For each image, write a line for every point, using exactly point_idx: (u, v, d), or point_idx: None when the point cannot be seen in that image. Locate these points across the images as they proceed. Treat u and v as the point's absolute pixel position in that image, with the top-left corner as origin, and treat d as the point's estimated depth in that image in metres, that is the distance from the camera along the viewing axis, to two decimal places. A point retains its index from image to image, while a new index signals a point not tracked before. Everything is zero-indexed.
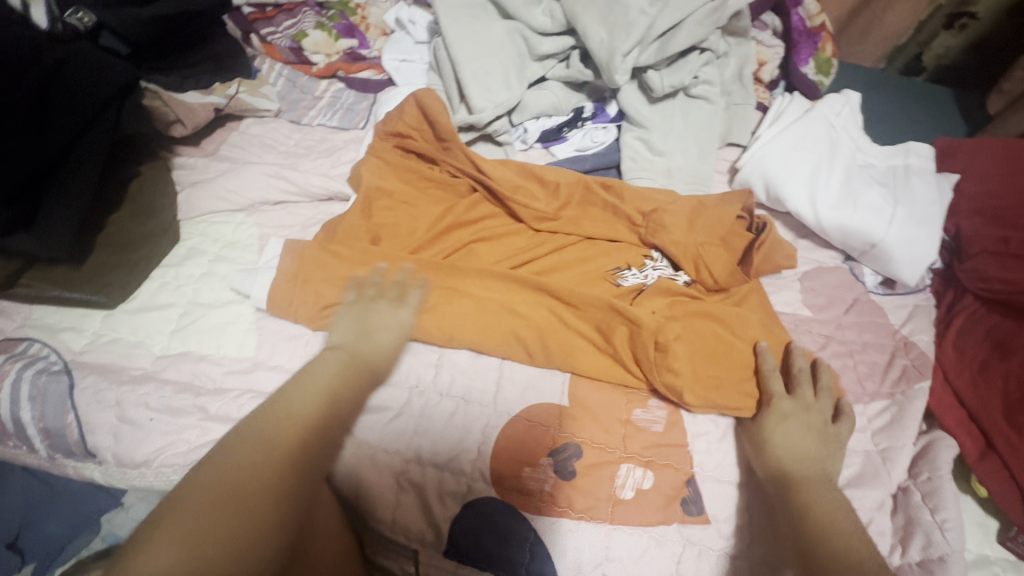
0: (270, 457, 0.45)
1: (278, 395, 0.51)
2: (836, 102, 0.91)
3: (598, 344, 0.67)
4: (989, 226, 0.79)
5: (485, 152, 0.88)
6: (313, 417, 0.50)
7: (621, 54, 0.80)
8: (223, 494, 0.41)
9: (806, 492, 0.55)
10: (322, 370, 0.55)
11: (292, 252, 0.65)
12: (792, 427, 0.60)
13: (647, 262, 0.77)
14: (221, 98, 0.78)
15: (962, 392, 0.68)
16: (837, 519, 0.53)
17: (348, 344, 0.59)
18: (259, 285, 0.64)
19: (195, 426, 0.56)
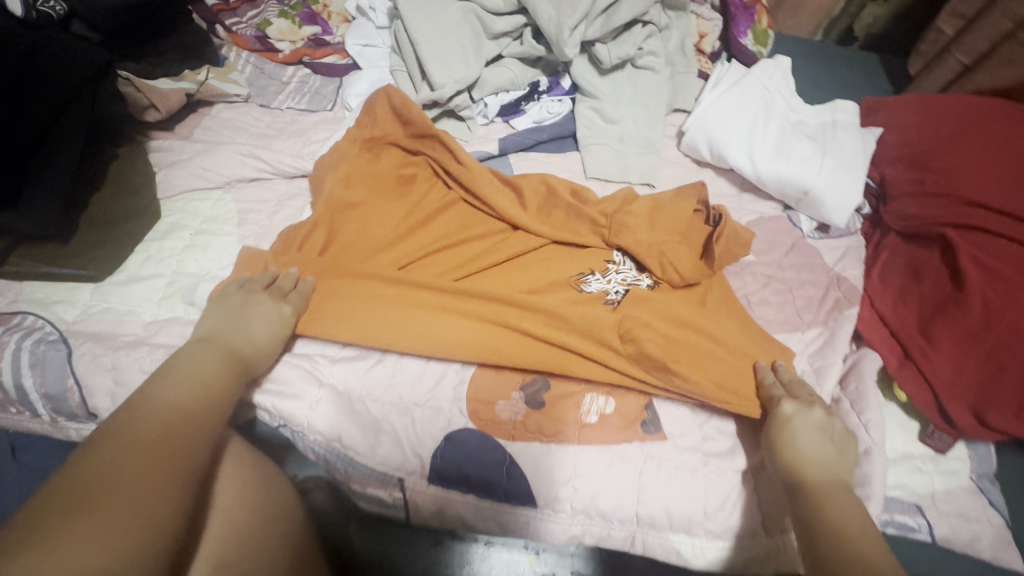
0: (159, 455, 0.39)
1: (144, 389, 0.45)
2: (769, 67, 0.99)
3: (547, 349, 0.66)
4: (908, 171, 0.87)
5: (448, 128, 0.93)
6: (196, 410, 0.45)
7: (568, 28, 0.86)
8: (107, 497, 0.35)
9: (821, 497, 0.49)
10: (198, 359, 0.51)
11: (245, 264, 0.67)
12: (803, 428, 0.57)
13: (610, 266, 0.76)
14: (192, 84, 0.82)
15: (885, 314, 0.75)
16: (863, 523, 0.46)
17: (218, 334, 0.55)
18: (200, 293, 0.65)
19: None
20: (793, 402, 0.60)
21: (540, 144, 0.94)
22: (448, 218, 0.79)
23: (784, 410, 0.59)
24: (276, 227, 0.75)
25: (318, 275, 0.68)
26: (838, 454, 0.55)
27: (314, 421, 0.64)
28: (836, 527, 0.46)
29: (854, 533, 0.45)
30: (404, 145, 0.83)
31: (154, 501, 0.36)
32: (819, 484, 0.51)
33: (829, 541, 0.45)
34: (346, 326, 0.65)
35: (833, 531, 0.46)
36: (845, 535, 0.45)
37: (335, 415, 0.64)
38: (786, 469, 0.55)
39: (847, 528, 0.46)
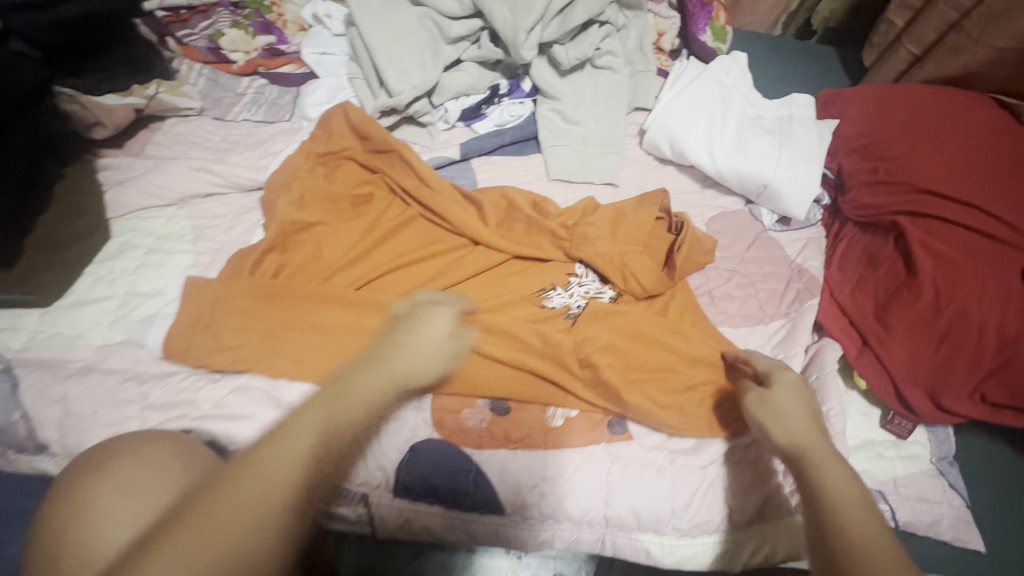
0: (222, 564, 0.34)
1: (286, 421, 0.41)
2: (725, 63, 1.00)
3: (512, 371, 0.66)
4: (862, 161, 0.89)
5: (409, 134, 0.92)
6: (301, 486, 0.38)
7: (524, 31, 0.86)
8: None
9: (816, 468, 0.50)
10: (352, 395, 0.45)
11: (195, 295, 0.65)
12: (796, 396, 0.59)
13: (572, 279, 0.76)
14: (141, 99, 0.81)
15: (844, 303, 0.77)
16: (859, 495, 0.47)
17: (398, 355, 0.51)
18: (153, 334, 0.63)
19: (137, 416, 0.58)
20: (788, 371, 0.62)
21: (502, 147, 0.94)
22: (408, 236, 0.78)
23: (782, 376, 0.61)
24: (232, 242, 0.73)
25: (271, 298, 0.67)
26: (819, 419, 0.58)
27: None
28: (834, 505, 0.46)
29: (855, 511, 0.46)
30: (364, 160, 0.82)
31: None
32: (818, 454, 0.52)
33: (835, 521, 0.45)
34: (303, 360, 0.65)
35: (839, 508, 0.46)
36: (846, 513, 0.46)
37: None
38: (780, 441, 0.55)
39: (848, 504, 0.46)
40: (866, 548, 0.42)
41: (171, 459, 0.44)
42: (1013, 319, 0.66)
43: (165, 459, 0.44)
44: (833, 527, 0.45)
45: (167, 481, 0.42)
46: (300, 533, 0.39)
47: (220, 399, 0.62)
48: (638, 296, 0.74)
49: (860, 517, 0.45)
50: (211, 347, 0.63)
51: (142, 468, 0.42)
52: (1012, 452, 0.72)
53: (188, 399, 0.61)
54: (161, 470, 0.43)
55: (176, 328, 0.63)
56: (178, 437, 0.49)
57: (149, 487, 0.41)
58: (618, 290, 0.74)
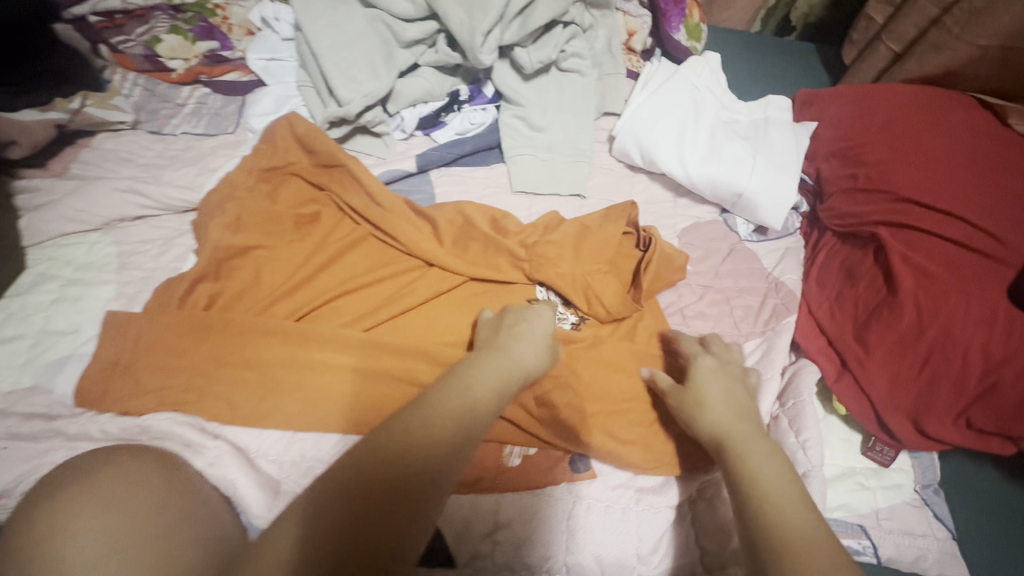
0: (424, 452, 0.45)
1: (451, 378, 0.52)
2: (697, 64, 0.95)
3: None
4: (841, 166, 0.85)
5: (363, 145, 0.87)
6: (458, 424, 0.48)
7: (480, 34, 0.80)
8: (363, 487, 0.41)
9: (739, 451, 0.51)
10: (486, 371, 0.53)
11: (114, 333, 0.59)
12: (715, 382, 0.58)
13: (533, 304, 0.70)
14: (63, 113, 0.75)
15: (822, 321, 0.72)
16: (781, 480, 0.48)
17: (516, 352, 0.57)
18: (62, 380, 0.57)
19: (59, 448, 0.53)
20: (707, 356, 0.62)
21: (462, 157, 0.88)
22: (357, 258, 0.72)
23: (699, 363, 0.60)
24: (161, 270, 0.68)
25: (196, 331, 0.60)
26: (748, 405, 0.57)
27: (211, 478, 0.54)
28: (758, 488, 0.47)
29: (781, 498, 0.46)
30: (309, 175, 0.76)
31: (405, 498, 0.42)
32: (738, 441, 0.51)
33: (757, 509, 0.45)
34: (237, 401, 0.58)
35: (761, 494, 0.46)
36: (769, 500, 0.46)
37: (236, 465, 0.55)
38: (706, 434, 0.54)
39: (774, 492, 0.46)
40: (790, 541, 0.42)
41: (150, 476, 0.46)
42: (999, 340, 0.62)
43: (142, 473, 0.46)
44: (758, 518, 0.45)
45: (145, 501, 0.43)
46: (435, 482, 0.44)
47: (157, 431, 0.55)
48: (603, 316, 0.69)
49: (786, 503, 0.45)
50: (130, 392, 0.57)
51: (123, 485, 0.44)
52: (998, 476, 0.69)
53: (112, 438, 0.55)
54: (139, 485, 0.45)
55: (91, 371, 0.57)
56: (178, 467, 0.51)
57: (135, 501, 0.43)
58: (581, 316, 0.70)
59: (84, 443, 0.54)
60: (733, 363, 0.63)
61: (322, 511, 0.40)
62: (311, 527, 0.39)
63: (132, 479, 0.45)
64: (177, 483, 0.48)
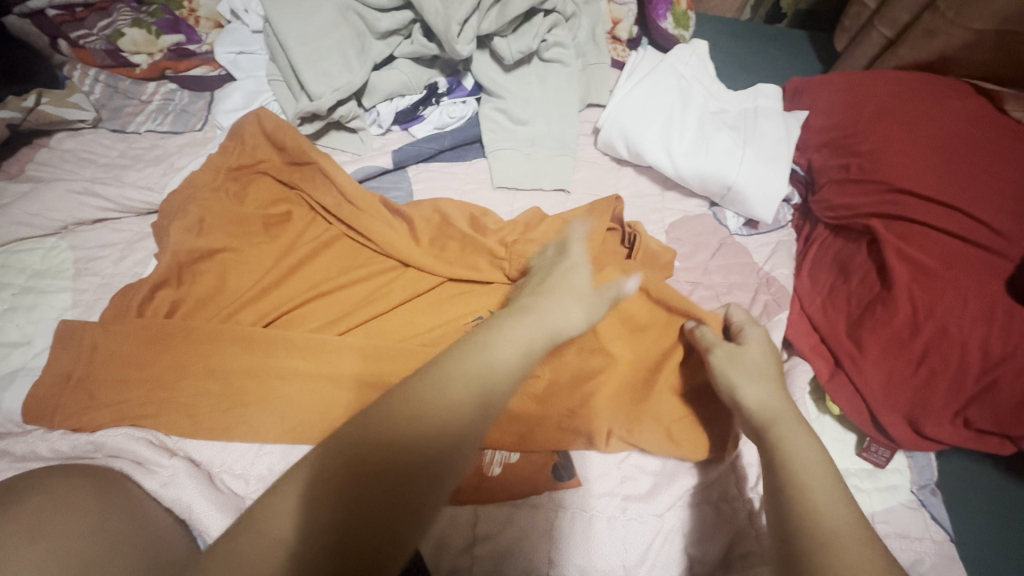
0: (441, 421, 0.40)
1: (478, 339, 0.47)
2: (684, 52, 0.92)
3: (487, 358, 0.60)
4: (832, 156, 0.82)
5: (338, 141, 0.83)
6: (480, 392, 0.42)
7: (456, 23, 0.77)
8: (371, 461, 0.37)
9: (779, 437, 0.48)
10: (517, 333, 0.48)
11: (68, 344, 0.56)
12: (753, 366, 0.56)
13: None
14: (15, 112, 0.71)
15: (815, 317, 0.70)
16: (824, 470, 0.44)
17: (549, 312, 0.53)
18: (10, 396, 0.54)
19: (7, 470, 0.50)
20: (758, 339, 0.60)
21: (441, 152, 0.85)
22: (329, 260, 0.69)
23: (748, 351, 0.57)
24: (121, 276, 0.64)
25: (157, 341, 0.57)
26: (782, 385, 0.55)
27: (165, 499, 0.50)
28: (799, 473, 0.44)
29: (818, 488, 0.42)
30: (279, 173, 0.72)
31: (417, 475, 0.37)
32: (782, 425, 0.49)
33: (797, 494, 0.42)
34: (195, 414, 0.54)
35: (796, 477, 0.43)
36: (803, 485, 0.43)
37: (191, 486, 0.51)
38: (749, 413, 0.52)
39: (813, 479, 0.43)
40: (829, 529, 0.39)
41: (86, 504, 0.44)
42: (998, 336, 0.60)
43: (79, 496, 0.44)
44: (794, 503, 0.42)
45: (80, 525, 0.42)
46: (447, 454, 0.39)
47: (111, 448, 0.52)
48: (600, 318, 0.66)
49: (827, 493, 0.42)
50: (86, 405, 0.54)
51: (53, 512, 0.42)
52: (995, 474, 0.66)
53: (63, 456, 0.51)
54: (74, 513, 0.43)
55: (43, 386, 0.54)
56: (121, 484, 0.49)
57: (65, 532, 0.41)
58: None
59: (35, 463, 0.51)
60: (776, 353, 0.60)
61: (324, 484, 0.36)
62: (314, 502, 0.35)
63: (63, 506, 0.43)
64: (119, 510, 0.46)
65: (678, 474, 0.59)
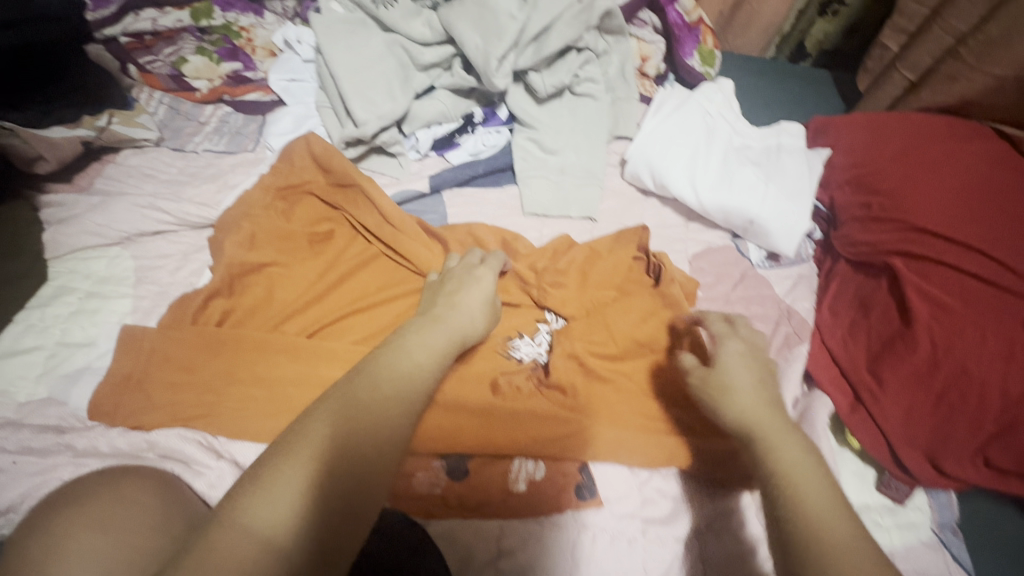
0: (377, 422, 0.44)
1: (393, 347, 0.51)
2: (710, 90, 0.95)
3: (462, 412, 0.61)
4: (854, 194, 0.85)
5: (378, 164, 0.88)
6: (407, 392, 0.47)
7: (496, 59, 0.82)
8: (330, 471, 0.39)
9: (767, 442, 0.47)
10: (431, 342, 0.54)
11: (130, 347, 0.60)
12: (743, 366, 0.54)
13: (541, 326, 0.72)
14: (90, 130, 0.77)
15: (835, 351, 0.71)
16: (824, 491, 0.43)
17: (453, 320, 0.58)
18: (77, 394, 0.58)
19: (66, 464, 0.53)
20: (736, 340, 0.57)
21: (475, 178, 0.89)
22: (369, 277, 0.73)
23: (725, 349, 0.56)
24: (177, 285, 0.69)
25: (209, 347, 0.61)
26: (769, 377, 0.54)
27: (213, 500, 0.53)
28: (790, 490, 0.43)
29: (815, 500, 0.42)
30: (324, 195, 0.77)
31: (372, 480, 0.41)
32: (769, 432, 0.47)
33: (791, 508, 0.42)
34: (243, 418, 0.58)
35: (801, 506, 0.42)
36: (808, 509, 0.42)
37: None
38: (728, 423, 0.50)
39: (811, 498, 0.42)
40: (827, 547, 0.39)
41: (144, 500, 0.47)
42: (1017, 376, 0.62)
43: (136, 496, 0.47)
44: (795, 531, 0.41)
45: (138, 523, 0.45)
46: (388, 449, 0.43)
47: (164, 448, 0.56)
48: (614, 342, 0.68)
49: (828, 509, 0.42)
50: (141, 407, 0.57)
51: (113, 511, 0.45)
52: (1016, 516, 0.66)
53: (120, 453, 0.55)
54: (132, 512, 0.45)
55: (106, 386, 0.58)
56: (170, 483, 0.51)
57: (126, 528, 0.44)
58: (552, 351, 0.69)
59: (93, 459, 0.54)
60: (766, 353, 0.58)
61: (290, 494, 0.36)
62: (287, 508, 0.35)
63: (124, 506, 0.46)
64: (175, 505, 0.49)
65: (698, 500, 0.61)
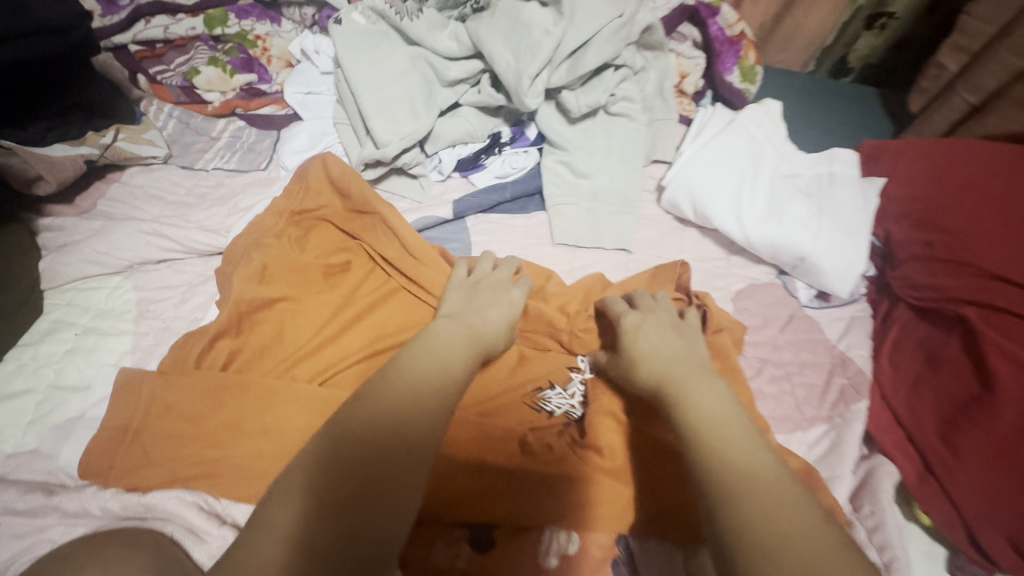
0: (386, 422, 0.45)
1: (408, 351, 0.53)
2: (757, 112, 0.88)
3: (475, 471, 0.56)
4: (915, 231, 0.78)
5: (398, 187, 0.83)
6: (424, 389, 0.48)
7: (528, 77, 0.76)
8: (342, 467, 0.41)
9: (683, 392, 0.50)
10: (447, 342, 0.54)
11: (127, 393, 0.55)
12: (653, 333, 0.58)
13: (574, 376, 0.66)
14: (94, 148, 0.72)
15: (899, 411, 0.65)
16: (738, 430, 0.45)
17: (465, 319, 0.59)
18: (69, 447, 0.53)
19: (55, 527, 0.49)
20: (638, 312, 0.62)
21: (501, 204, 0.83)
22: (387, 314, 0.67)
23: (625, 321, 0.61)
24: (182, 320, 0.64)
25: (211, 394, 0.55)
26: (686, 341, 0.58)
27: None
28: (698, 431, 0.45)
29: (723, 434, 0.44)
30: (342, 222, 0.71)
31: (386, 469, 0.42)
32: (679, 386, 0.51)
33: (700, 445, 0.44)
34: (248, 479, 0.52)
35: (709, 437, 0.44)
36: (715, 441, 0.44)
37: None
38: (646, 386, 0.54)
39: (721, 435, 0.44)
40: (735, 477, 0.41)
41: None
42: None
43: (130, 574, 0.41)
44: (705, 463, 0.43)
45: None
46: (410, 444, 0.44)
47: (163, 511, 0.51)
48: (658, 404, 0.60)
49: (740, 442, 0.44)
50: (136, 462, 0.52)
51: None
52: None
53: (113, 517, 0.50)
54: None
55: (100, 440, 0.53)
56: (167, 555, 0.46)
57: None
58: (588, 406, 0.62)
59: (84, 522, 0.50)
60: (676, 319, 0.62)
61: (301, 501, 0.39)
62: (296, 514, 0.39)
63: None
64: None
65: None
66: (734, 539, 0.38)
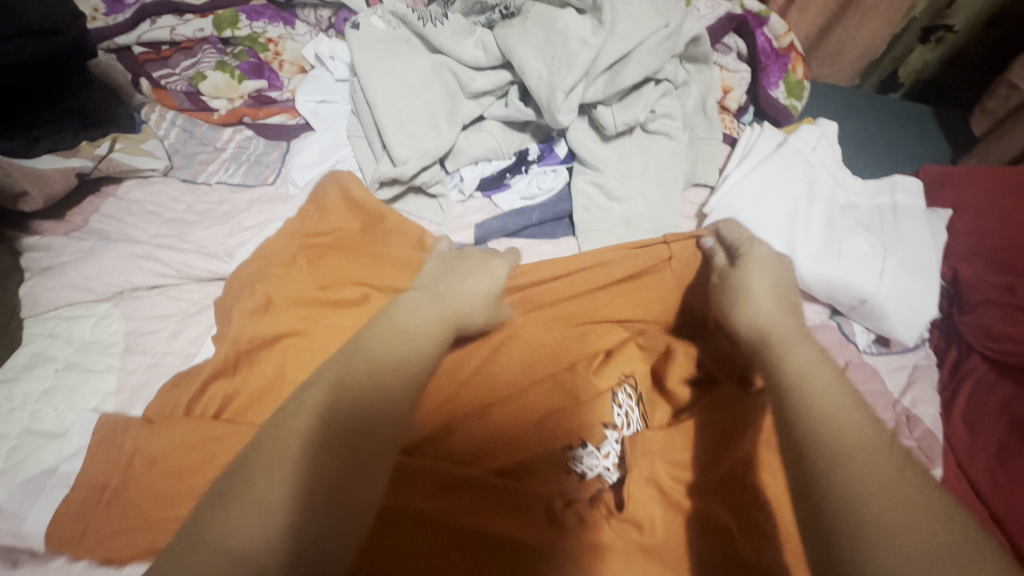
0: (345, 408, 0.38)
1: (378, 324, 0.46)
2: (811, 133, 0.80)
3: (480, 548, 0.47)
4: (990, 272, 0.69)
5: (415, 207, 0.76)
6: (390, 368, 0.41)
7: (562, 91, 0.68)
8: (311, 461, 0.35)
9: (782, 345, 0.44)
10: (421, 318, 0.47)
11: (106, 443, 0.49)
12: (764, 271, 0.53)
13: (609, 432, 0.56)
14: (86, 160, 0.67)
15: (981, 486, 0.58)
16: (841, 394, 0.38)
17: (440, 292, 0.51)
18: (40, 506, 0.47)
19: None
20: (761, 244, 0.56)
21: (527, 228, 0.76)
22: None
23: (755, 249, 0.55)
24: (173, 356, 0.57)
25: (193, 446, 0.48)
26: (793, 290, 0.52)
27: None
28: (803, 385, 0.39)
29: (822, 390, 0.38)
30: (354, 245, 0.64)
31: (354, 463, 0.36)
32: (783, 338, 0.44)
33: (802, 400, 0.38)
34: None
35: (812, 395, 0.38)
36: (816, 401, 0.38)
37: None
38: (747, 329, 0.48)
39: (823, 399, 0.38)
40: (845, 447, 0.34)
41: None
42: None
43: None
44: (805, 426, 0.36)
45: None
46: (370, 433, 0.38)
47: None
48: (709, 473, 0.52)
49: (841, 404, 0.37)
50: (109, 525, 0.46)
51: None
52: None
53: None
54: None
55: (74, 499, 0.47)
56: None
57: None
58: (625, 470, 0.54)
59: None
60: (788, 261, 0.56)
61: (258, 511, 0.33)
62: (254, 524, 0.32)
63: None
64: None
65: None
66: (847, 515, 0.31)
